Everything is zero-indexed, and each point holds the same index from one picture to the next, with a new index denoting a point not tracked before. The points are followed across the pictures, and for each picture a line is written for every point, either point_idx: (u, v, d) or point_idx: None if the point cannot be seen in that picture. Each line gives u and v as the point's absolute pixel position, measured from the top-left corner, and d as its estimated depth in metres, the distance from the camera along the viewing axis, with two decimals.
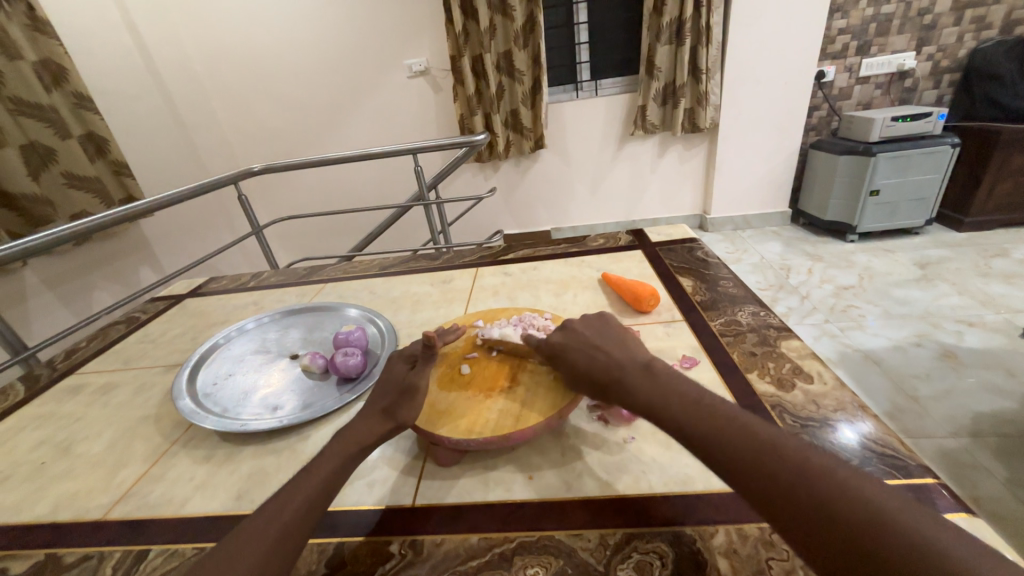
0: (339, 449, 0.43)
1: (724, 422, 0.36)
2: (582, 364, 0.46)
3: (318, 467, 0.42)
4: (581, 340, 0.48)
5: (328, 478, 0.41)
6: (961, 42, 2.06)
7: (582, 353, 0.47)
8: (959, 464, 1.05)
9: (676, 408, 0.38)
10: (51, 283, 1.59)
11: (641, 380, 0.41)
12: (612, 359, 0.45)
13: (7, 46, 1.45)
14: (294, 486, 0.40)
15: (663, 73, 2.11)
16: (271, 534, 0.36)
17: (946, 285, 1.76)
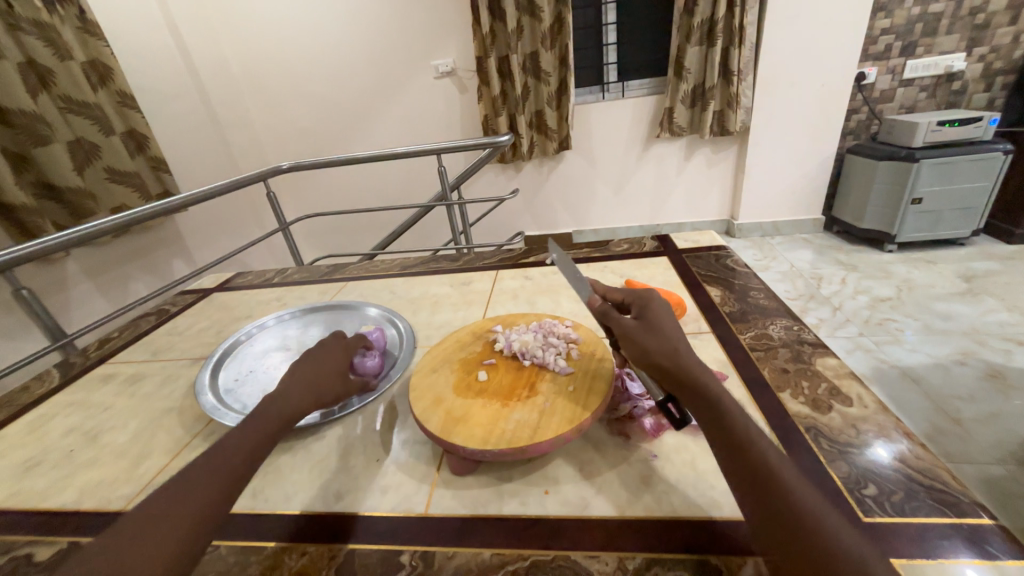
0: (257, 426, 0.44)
1: (765, 451, 0.34)
2: (658, 331, 0.43)
3: (236, 444, 0.42)
4: (667, 316, 0.46)
5: (258, 444, 0.42)
6: (1017, 42, 1.94)
7: (661, 324, 0.44)
8: (1006, 494, 0.98)
9: (729, 418, 0.36)
10: (91, 273, 1.67)
11: (705, 378, 0.39)
12: (676, 343, 0.41)
13: (58, 47, 1.51)
14: (213, 453, 0.40)
15: (693, 75, 2.06)
16: (203, 495, 0.37)
17: (994, 300, 1.66)
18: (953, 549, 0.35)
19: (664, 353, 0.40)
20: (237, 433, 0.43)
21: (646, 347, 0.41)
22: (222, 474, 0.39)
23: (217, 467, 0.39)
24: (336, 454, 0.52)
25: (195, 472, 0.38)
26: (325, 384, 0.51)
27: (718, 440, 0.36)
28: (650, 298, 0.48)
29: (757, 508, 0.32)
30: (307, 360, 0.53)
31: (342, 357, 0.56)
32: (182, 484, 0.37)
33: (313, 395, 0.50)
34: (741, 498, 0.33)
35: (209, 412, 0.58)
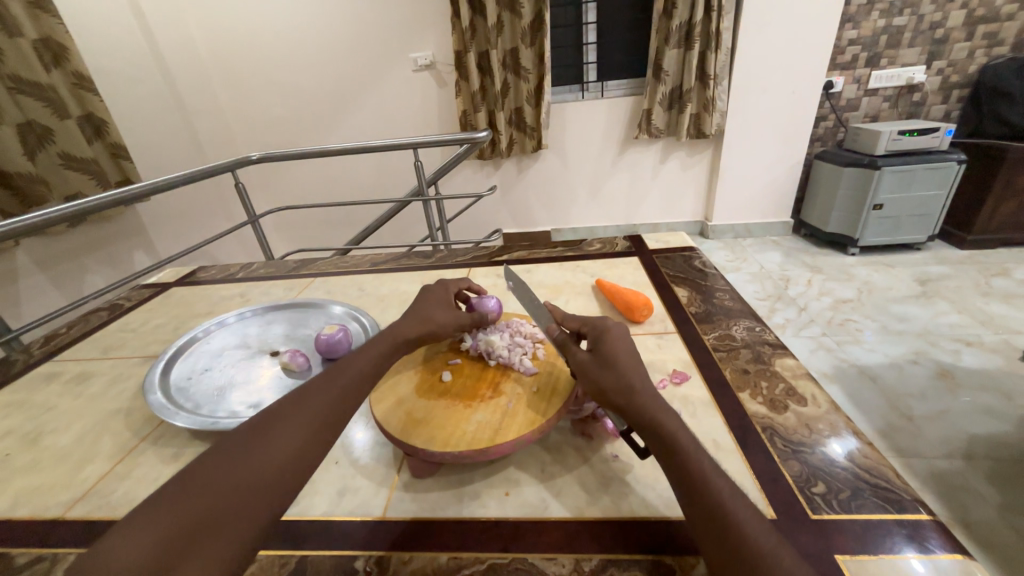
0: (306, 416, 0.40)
1: (719, 487, 0.34)
2: (611, 366, 0.43)
3: (284, 435, 0.38)
4: (625, 346, 0.46)
5: (301, 439, 0.38)
6: (971, 58, 2.04)
7: (617, 355, 0.44)
8: (951, 486, 1.04)
9: (686, 453, 0.36)
10: (43, 264, 1.57)
11: (660, 412, 0.39)
12: (631, 378, 0.42)
13: (7, 22, 1.41)
14: (259, 442, 0.37)
15: (670, 77, 2.09)
16: (246, 491, 0.34)
17: (946, 302, 1.75)
18: (893, 543, 0.36)
19: (621, 390, 0.41)
20: (299, 406, 0.41)
21: (604, 382, 0.42)
22: (276, 458, 0.36)
23: (272, 447, 0.37)
24: None
25: (247, 451, 0.37)
26: (429, 314, 0.55)
27: (673, 475, 0.36)
28: (606, 326, 0.48)
29: (714, 549, 0.32)
30: (413, 303, 0.58)
31: (448, 294, 0.60)
32: (235, 462, 0.36)
33: (421, 325, 0.53)
34: (699, 537, 0.33)
35: (157, 411, 0.55)
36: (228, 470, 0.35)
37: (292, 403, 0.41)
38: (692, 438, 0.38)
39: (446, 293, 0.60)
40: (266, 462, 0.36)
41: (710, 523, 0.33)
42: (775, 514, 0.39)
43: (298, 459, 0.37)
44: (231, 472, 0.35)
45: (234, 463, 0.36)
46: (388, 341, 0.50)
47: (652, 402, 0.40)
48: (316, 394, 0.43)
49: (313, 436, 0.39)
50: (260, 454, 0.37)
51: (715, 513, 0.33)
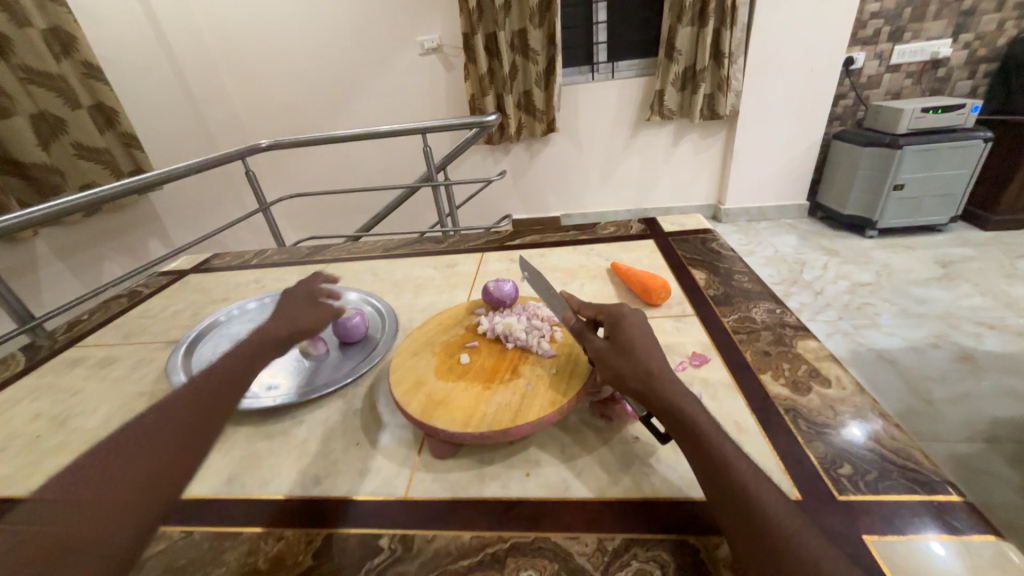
0: (189, 410, 0.42)
1: (744, 472, 0.34)
2: (629, 352, 0.43)
3: (166, 429, 0.40)
4: (644, 331, 0.45)
5: (189, 432, 0.40)
6: (1001, 30, 1.95)
7: (635, 340, 0.44)
8: (971, 470, 1.02)
9: (708, 439, 0.36)
10: (62, 253, 1.60)
11: (680, 398, 0.39)
12: (648, 364, 0.41)
13: (15, 11, 1.40)
14: (141, 438, 0.39)
15: (683, 57, 2.03)
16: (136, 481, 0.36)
17: (968, 285, 1.70)
18: (923, 525, 0.35)
19: (640, 374, 0.40)
20: (178, 407, 0.42)
21: (621, 368, 0.42)
22: (167, 450, 0.38)
23: (158, 442, 0.39)
24: (314, 438, 0.51)
25: (126, 458, 0.37)
26: (298, 315, 0.56)
27: (696, 459, 0.36)
28: (623, 312, 0.48)
29: (741, 534, 0.32)
30: (279, 304, 0.58)
31: (316, 292, 0.61)
32: (110, 470, 0.36)
33: (287, 325, 0.54)
34: (724, 521, 0.33)
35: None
36: (106, 477, 0.35)
37: (168, 408, 0.42)
38: (713, 422, 0.37)
39: (314, 292, 0.61)
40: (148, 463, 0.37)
41: (735, 508, 0.32)
42: (801, 495, 0.39)
43: (181, 455, 0.38)
44: (110, 478, 0.35)
45: (111, 470, 0.36)
46: (255, 341, 0.51)
47: (672, 387, 0.39)
48: (200, 391, 0.44)
49: (200, 429, 0.41)
50: (140, 457, 0.37)
51: (740, 498, 0.32)
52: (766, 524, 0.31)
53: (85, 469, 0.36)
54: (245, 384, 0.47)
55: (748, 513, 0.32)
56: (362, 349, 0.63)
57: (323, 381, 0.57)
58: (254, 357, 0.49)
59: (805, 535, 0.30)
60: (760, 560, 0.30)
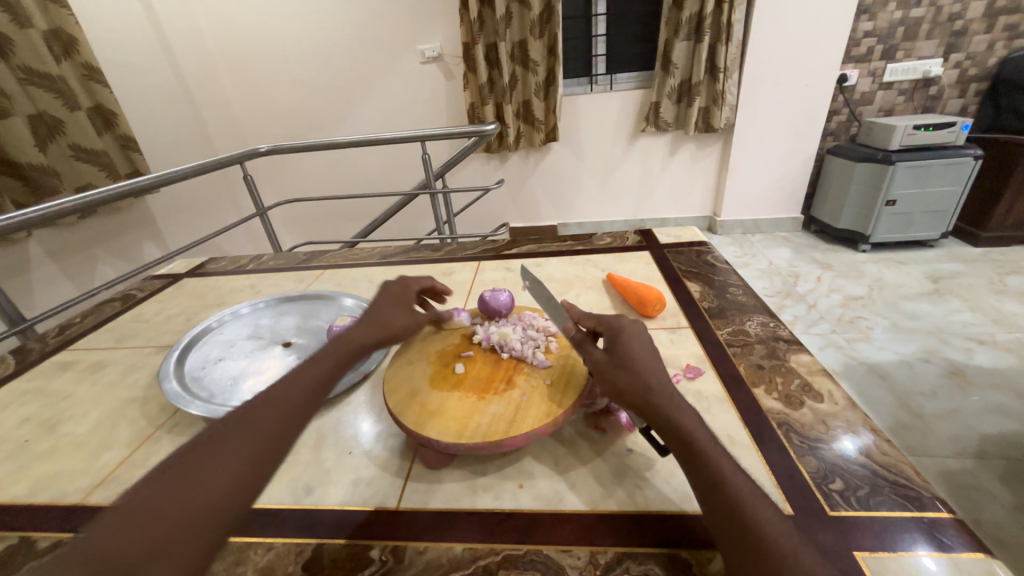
0: (272, 407, 0.40)
1: (740, 487, 0.34)
2: (629, 366, 0.42)
3: (254, 425, 0.38)
4: (643, 346, 0.45)
5: (271, 430, 0.38)
6: (991, 50, 1.99)
7: (634, 355, 0.44)
8: (960, 485, 1.03)
9: (703, 452, 0.36)
10: (55, 255, 1.59)
11: (677, 413, 0.39)
12: (647, 380, 0.41)
13: (17, 13, 1.41)
14: (226, 434, 0.37)
15: (679, 70, 2.06)
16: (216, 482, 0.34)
17: (959, 300, 1.72)
18: (914, 543, 0.36)
19: (637, 387, 0.41)
20: (261, 404, 0.40)
21: (620, 382, 0.42)
22: (247, 450, 0.36)
23: (240, 440, 0.37)
24: (307, 446, 0.51)
25: (202, 464, 0.35)
26: (386, 319, 0.54)
27: (693, 472, 0.36)
28: (621, 326, 0.48)
29: (734, 548, 0.32)
30: (369, 304, 0.56)
31: (407, 297, 0.59)
32: (195, 472, 0.34)
33: (375, 330, 0.52)
34: (719, 535, 0.33)
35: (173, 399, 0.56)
36: (184, 484, 0.33)
37: (247, 411, 0.40)
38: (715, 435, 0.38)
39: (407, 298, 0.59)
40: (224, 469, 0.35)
41: (731, 523, 0.32)
42: (793, 511, 0.39)
43: (261, 462, 0.36)
44: (196, 476, 0.34)
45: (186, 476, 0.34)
46: (340, 346, 0.48)
47: (673, 402, 0.39)
48: (284, 387, 0.43)
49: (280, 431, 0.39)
50: (227, 455, 0.36)
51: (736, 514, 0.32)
52: (762, 541, 0.31)
53: (173, 463, 0.35)
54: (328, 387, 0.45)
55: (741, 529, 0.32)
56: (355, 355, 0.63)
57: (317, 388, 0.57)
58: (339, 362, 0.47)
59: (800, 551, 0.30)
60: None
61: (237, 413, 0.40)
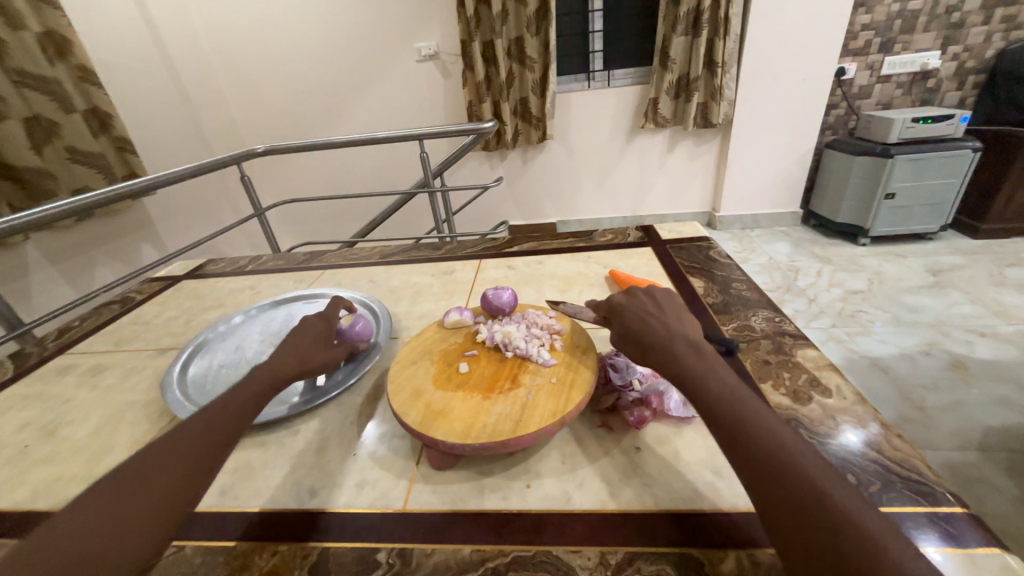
0: (202, 421, 0.41)
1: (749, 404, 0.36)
2: (657, 318, 0.46)
3: (187, 438, 0.39)
4: (666, 302, 0.49)
5: (205, 443, 0.39)
6: (988, 42, 1.99)
7: (645, 313, 0.47)
8: (965, 477, 1.03)
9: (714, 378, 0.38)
10: (53, 258, 1.58)
11: (692, 349, 0.42)
12: (666, 326, 0.45)
13: (9, 15, 1.40)
14: (162, 447, 0.38)
15: (677, 66, 2.06)
16: (152, 494, 0.35)
17: (959, 292, 1.72)
18: (927, 540, 0.35)
19: (650, 337, 0.44)
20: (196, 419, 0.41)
21: (637, 336, 0.46)
22: (181, 461, 0.37)
23: (176, 452, 0.38)
24: (310, 448, 0.51)
25: (144, 474, 0.36)
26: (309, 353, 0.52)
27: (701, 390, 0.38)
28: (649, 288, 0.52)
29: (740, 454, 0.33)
30: (286, 338, 0.54)
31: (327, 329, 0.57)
32: (132, 484, 0.35)
33: (297, 360, 0.50)
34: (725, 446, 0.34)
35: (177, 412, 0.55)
36: (126, 495, 0.34)
37: (184, 426, 0.40)
38: (722, 369, 0.40)
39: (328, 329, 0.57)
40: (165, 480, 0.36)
41: (737, 441, 0.34)
42: None
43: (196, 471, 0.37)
44: (131, 489, 0.35)
45: (127, 488, 0.35)
46: (266, 374, 0.47)
47: (681, 346, 0.42)
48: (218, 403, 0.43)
49: (212, 444, 0.39)
50: (161, 467, 0.37)
51: (740, 431, 0.34)
52: (767, 450, 0.32)
53: (107, 475, 0.36)
54: (258, 405, 0.45)
55: (746, 443, 0.33)
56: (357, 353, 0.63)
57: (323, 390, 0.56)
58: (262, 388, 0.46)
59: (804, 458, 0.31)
60: (762, 485, 0.31)
61: (172, 431, 0.40)
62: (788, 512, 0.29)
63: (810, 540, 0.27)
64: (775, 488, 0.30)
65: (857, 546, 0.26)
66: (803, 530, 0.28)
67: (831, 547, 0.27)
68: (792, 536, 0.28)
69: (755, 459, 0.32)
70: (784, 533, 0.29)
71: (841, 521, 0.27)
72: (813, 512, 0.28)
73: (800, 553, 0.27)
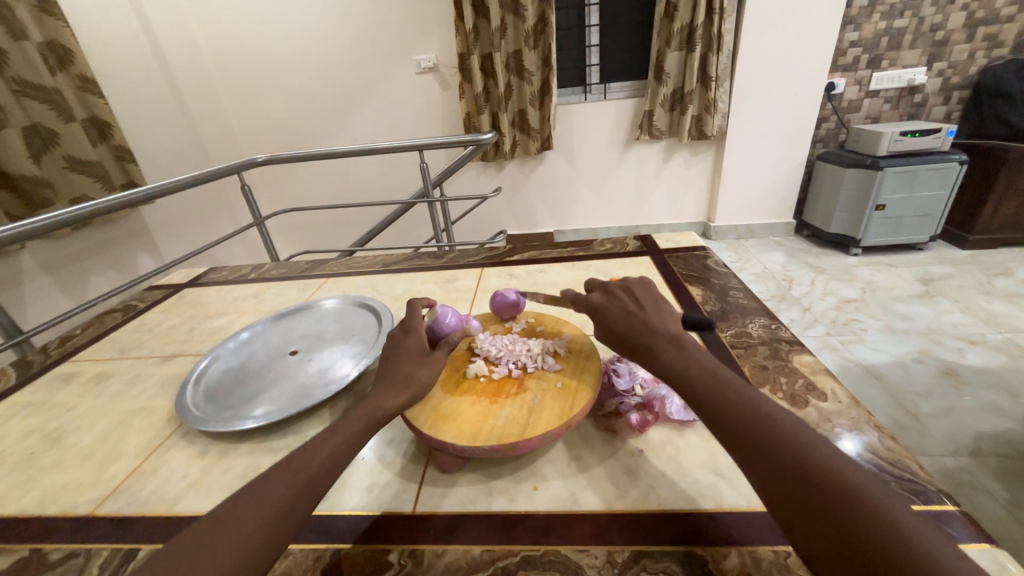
0: (307, 456, 0.39)
1: (738, 390, 0.38)
2: (641, 316, 0.47)
3: (289, 471, 0.37)
4: (650, 297, 0.50)
5: (300, 481, 0.37)
6: (972, 59, 2.05)
7: (630, 314, 0.48)
8: (959, 483, 1.04)
9: (701, 370, 0.40)
10: (49, 267, 1.58)
11: (676, 345, 0.43)
12: (649, 325, 0.46)
13: (11, 25, 1.41)
14: (267, 479, 0.37)
15: (671, 79, 2.11)
16: (241, 531, 0.33)
17: (949, 301, 1.76)
18: None
19: (632, 333, 0.46)
20: (301, 452, 0.39)
21: (618, 333, 0.47)
22: (274, 500, 0.35)
23: (273, 487, 0.36)
24: None
25: (242, 506, 0.35)
26: (407, 372, 0.48)
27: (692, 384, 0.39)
28: (630, 282, 0.52)
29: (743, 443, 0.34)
30: (380, 360, 0.51)
31: (421, 340, 0.52)
32: (229, 516, 0.34)
33: (401, 393, 0.46)
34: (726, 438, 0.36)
35: (199, 429, 0.54)
36: (251, 508, 0.35)
37: (291, 458, 0.39)
38: (704, 357, 0.42)
39: (422, 339, 0.52)
40: (278, 502, 0.35)
41: (741, 441, 0.34)
42: None
43: (284, 512, 0.35)
44: (228, 520, 0.34)
45: (249, 504, 0.35)
46: (363, 413, 0.43)
47: (662, 341, 0.44)
48: (322, 437, 0.41)
49: (307, 482, 0.37)
50: (258, 503, 0.35)
51: (744, 429, 0.35)
52: (767, 437, 0.33)
53: (225, 499, 0.36)
54: (360, 441, 0.41)
55: (748, 441, 0.34)
56: (363, 349, 0.65)
57: (340, 381, 0.57)
58: (359, 424, 0.42)
59: (812, 449, 0.32)
60: (771, 484, 0.32)
61: (282, 462, 0.39)
62: (804, 512, 0.30)
63: (823, 536, 0.28)
64: (785, 486, 0.31)
65: (873, 520, 0.27)
66: (817, 525, 0.29)
67: (847, 543, 0.27)
68: (814, 527, 0.29)
69: (762, 459, 0.33)
70: (799, 532, 0.30)
71: (855, 515, 0.28)
72: (825, 506, 0.29)
73: (822, 548, 0.28)
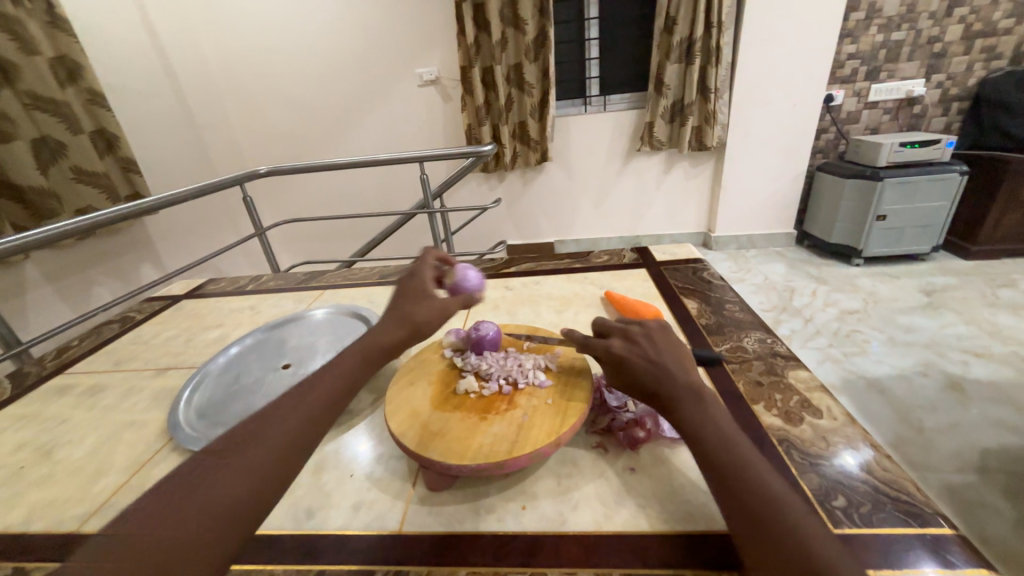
0: (280, 422, 0.40)
1: (751, 463, 0.37)
2: (660, 365, 0.44)
3: (261, 436, 0.39)
4: (671, 345, 0.46)
5: (276, 445, 0.39)
6: (970, 71, 2.06)
7: (651, 363, 0.44)
8: (966, 502, 1.02)
9: (717, 437, 0.39)
10: (51, 277, 1.59)
11: (697, 405, 0.41)
12: (671, 377, 0.43)
13: (25, 40, 1.45)
14: (241, 445, 0.39)
15: (672, 91, 2.12)
16: (219, 493, 0.35)
17: (952, 313, 1.74)
18: (917, 558, 0.36)
19: (652, 383, 0.43)
20: (273, 418, 0.41)
21: (634, 384, 0.45)
22: (250, 462, 0.37)
23: (247, 453, 0.38)
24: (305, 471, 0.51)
25: (218, 471, 0.37)
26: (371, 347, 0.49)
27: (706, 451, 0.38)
28: (652, 326, 0.48)
29: (746, 523, 0.33)
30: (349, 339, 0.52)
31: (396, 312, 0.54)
32: (204, 482, 0.36)
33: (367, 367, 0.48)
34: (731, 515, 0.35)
35: (191, 447, 0.54)
36: (205, 489, 0.35)
37: (261, 424, 0.41)
38: (723, 420, 0.40)
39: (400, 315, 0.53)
40: (255, 466, 0.37)
41: (748, 518, 0.33)
42: None
43: (262, 477, 0.37)
44: (203, 485, 0.36)
45: (223, 469, 0.37)
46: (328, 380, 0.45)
47: (684, 396, 0.41)
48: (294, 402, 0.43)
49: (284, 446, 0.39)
50: (233, 469, 0.37)
51: (748, 501, 0.34)
52: (773, 523, 0.33)
53: (196, 466, 0.37)
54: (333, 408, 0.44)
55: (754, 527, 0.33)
56: None
57: None
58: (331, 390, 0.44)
59: (817, 544, 0.31)
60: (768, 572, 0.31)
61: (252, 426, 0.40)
62: None
63: None
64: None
65: None
66: None
67: None
68: None
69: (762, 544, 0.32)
70: None
71: None
72: None
73: None
